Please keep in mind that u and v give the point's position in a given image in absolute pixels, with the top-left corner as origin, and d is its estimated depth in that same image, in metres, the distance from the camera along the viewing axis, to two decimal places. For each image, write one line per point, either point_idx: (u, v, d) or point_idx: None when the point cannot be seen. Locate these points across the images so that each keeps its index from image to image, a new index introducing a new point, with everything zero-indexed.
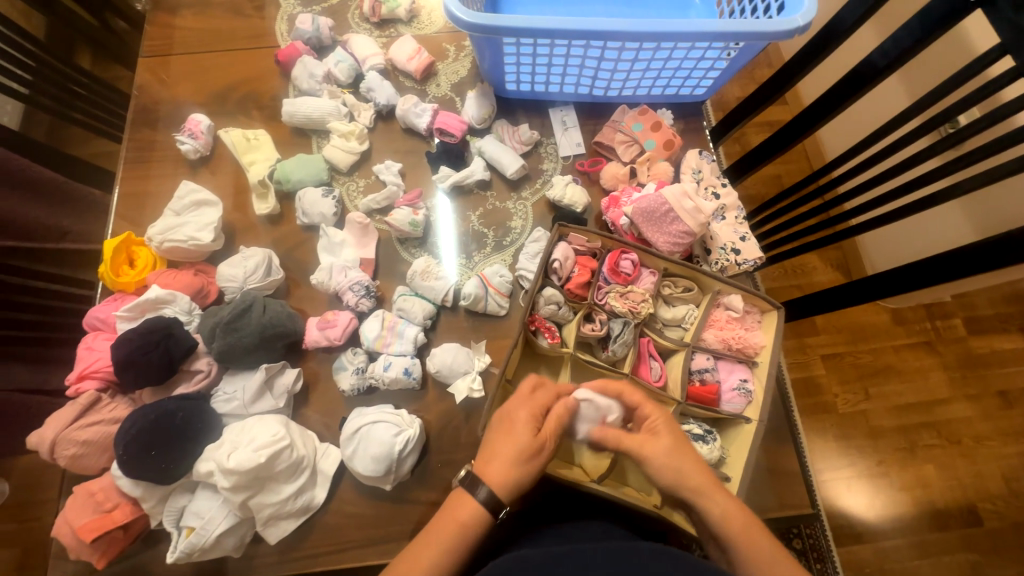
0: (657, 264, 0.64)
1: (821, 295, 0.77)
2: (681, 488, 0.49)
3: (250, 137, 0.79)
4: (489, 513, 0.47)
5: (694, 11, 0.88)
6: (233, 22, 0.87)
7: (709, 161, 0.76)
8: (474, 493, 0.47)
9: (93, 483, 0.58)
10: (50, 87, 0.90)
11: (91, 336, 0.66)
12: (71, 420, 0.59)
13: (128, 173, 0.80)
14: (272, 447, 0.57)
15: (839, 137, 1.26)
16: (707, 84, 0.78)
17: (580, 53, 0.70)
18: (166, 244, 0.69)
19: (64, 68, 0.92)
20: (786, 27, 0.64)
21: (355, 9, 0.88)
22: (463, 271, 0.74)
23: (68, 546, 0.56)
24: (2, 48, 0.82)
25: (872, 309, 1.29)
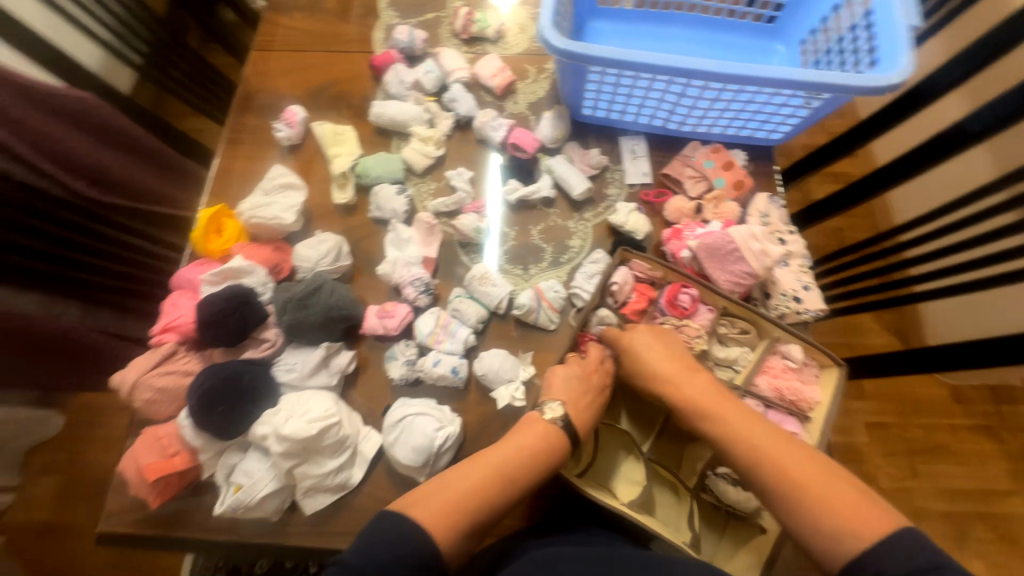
0: (717, 302, 0.65)
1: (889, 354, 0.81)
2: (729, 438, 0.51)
3: (339, 132, 0.85)
4: (550, 444, 0.53)
5: (776, 58, 0.89)
6: (336, 27, 0.95)
7: (778, 207, 0.75)
8: (542, 414, 0.55)
9: (160, 428, 0.63)
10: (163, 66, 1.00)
11: (176, 294, 0.72)
12: (151, 366, 0.64)
13: (226, 151, 0.87)
14: (324, 421, 0.60)
15: (912, 198, 1.22)
16: (784, 130, 0.77)
17: (662, 87, 0.73)
18: (253, 220, 0.75)
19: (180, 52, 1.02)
20: (878, 83, 0.64)
21: (447, 25, 0.94)
22: (518, 281, 0.76)
23: (130, 482, 0.61)
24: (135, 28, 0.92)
25: (930, 382, 1.22)
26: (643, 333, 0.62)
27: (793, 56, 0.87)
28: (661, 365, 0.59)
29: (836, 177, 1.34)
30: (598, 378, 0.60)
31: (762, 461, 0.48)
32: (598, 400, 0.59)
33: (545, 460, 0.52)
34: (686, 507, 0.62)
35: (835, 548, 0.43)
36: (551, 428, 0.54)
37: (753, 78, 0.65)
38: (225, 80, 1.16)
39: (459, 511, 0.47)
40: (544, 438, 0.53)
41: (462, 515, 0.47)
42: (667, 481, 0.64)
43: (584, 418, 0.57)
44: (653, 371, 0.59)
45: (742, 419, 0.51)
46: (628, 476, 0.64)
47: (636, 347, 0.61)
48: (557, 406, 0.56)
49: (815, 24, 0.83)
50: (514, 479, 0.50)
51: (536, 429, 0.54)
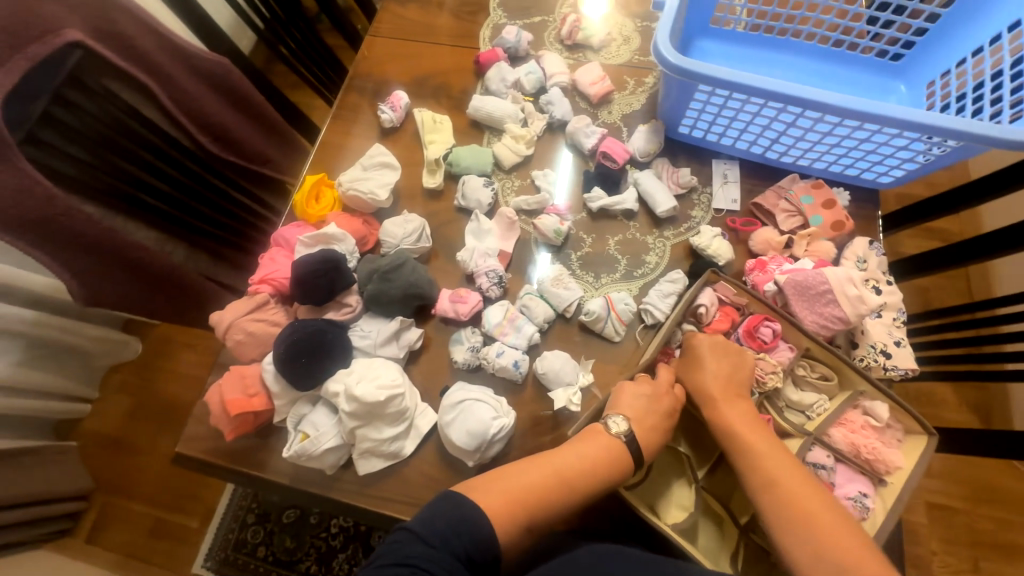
0: (799, 342, 0.63)
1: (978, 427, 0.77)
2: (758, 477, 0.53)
3: (437, 120, 0.90)
4: (613, 458, 0.55)
5: (894, 98, 0.84)
6: (447, 21, 1.00)
7: (879, 254, 0.71)
8: (608, 428, 0.57)
9: (245, 368, 0.69)
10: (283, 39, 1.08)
11: (274, 249, 0.78)
12: (246, 312, 0.70)
13: (332, 126, 0.94)
14: (391, 390, 0.64)
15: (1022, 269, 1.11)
16: (896, 174, 0.73)
17: (770, 114, 0.71)
18: (350, 192, 0.80)
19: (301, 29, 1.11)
20: (1022, 138, 0.59)
21: (553, 30, 0.96)
22: (588, 288, 0.77)
23: (213, 411, 0.67)
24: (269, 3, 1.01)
25: (1012, 472, 1.10)
26: (712, 345, 0.61)
27: (916, 98, 0.82)
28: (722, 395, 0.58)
29: (934, 234, 1.24)
30: (669, 401, 0.60)
31: (781, 490, 0.51)
32: (664, 422, 0.58)
33: (607, 472, 0.55)
34: (732, 545, 0.60)
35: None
36: (615, 443, 0.56)
37: (875, 116, 0.62)
38: (334, 60, 1.24)
39: (519, 500, 0.51)
40: (607, 452, 0.55)
41: (516, 509, 0.50)
42: (715, 515, 0.62)
43: (648, 436, 0.57)
44: (709, 397, 0.59)
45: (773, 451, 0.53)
46: (676, 500, 0.63)
47: (700, 361, 0.61)
48: (619, 419, 0.57)
49: (949, 67, 0.77)
50: (573, 482, 0.53)
51: (600, 442, 0.56)
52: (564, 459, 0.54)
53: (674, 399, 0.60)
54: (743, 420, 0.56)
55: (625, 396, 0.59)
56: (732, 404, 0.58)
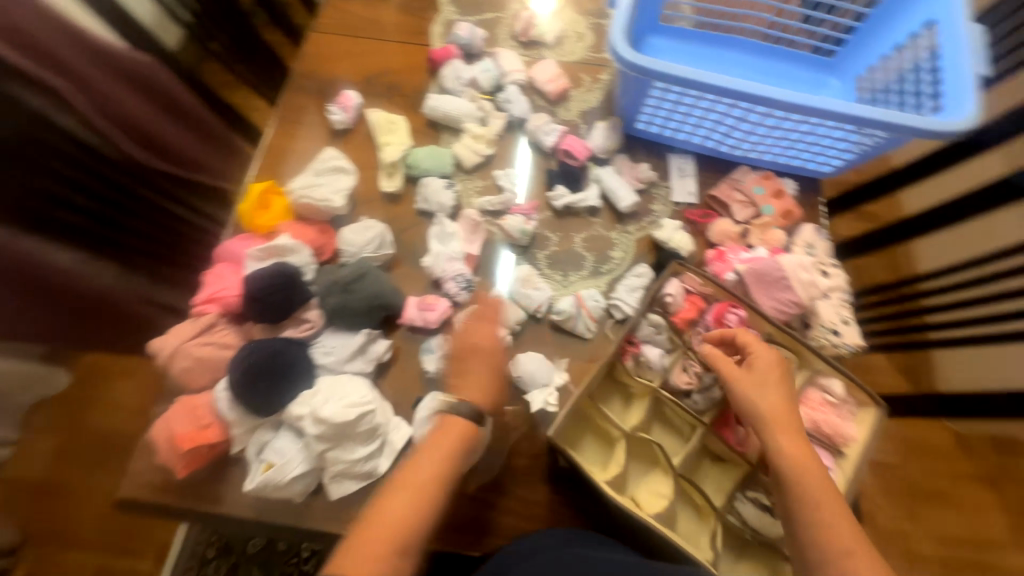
0: (762, 327, 0.66)
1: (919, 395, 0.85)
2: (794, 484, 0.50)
3: (391, 120, 0.86)
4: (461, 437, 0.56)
5: (829, 92, 0.89)
6: (396, 16, 0.96)
7: (823, 239, 0.76)
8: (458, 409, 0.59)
9: (195, 398, 0.63)
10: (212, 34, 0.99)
11: (219, 265, 0.72)
12: (192, 336, 0.65)
13: (276, 129, 0.88)
14: (360, 408, 0.60)
15: (939, 245, 1.22)
16: (835, 164, 0.78)
17: (722, 109, 0.73)
18: (302, 200, 0.75)
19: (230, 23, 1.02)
20: (943, 127, 0.64)
21: (506, 26, 0.95)
22: (557, 287, 0.76)
23: (160, 448, 0.61)
24: None
25: (939, 428, 1.22)
26: (771, 359, 0.58)
27: (847, 92, 0.88)
28: (767, 400, 0.55)
29: (864, 216, 1.34)
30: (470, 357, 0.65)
31: (810, 506, 0.49)
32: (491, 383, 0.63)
33: (460, 455, 0.56)
34: (709, 526, 0.62)
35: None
36: (459, 421, 0.57)
37: (817, 109, 0.66)
38: (274, 57, 1.16)
39: (398, 532, 0.49)
40: (457, 438, 0.56)
41: (391, 545, 0.48)
42: (692, 500, 0.63)
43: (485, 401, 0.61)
44: (757, 406, 0.55)
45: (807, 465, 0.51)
46: (654, 489, 0.63)
47: (761, 361, 0.57)
48: (447, 397, 0.60)
49: (875, 62, 0.83)
50: (427, 487, 0.52)
51: (445, 433, 0.56)
52: (418, 468, 0.53)
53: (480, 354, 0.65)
54: (791, 435, 0.53)
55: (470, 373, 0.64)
56: (781, 420, 0.54)
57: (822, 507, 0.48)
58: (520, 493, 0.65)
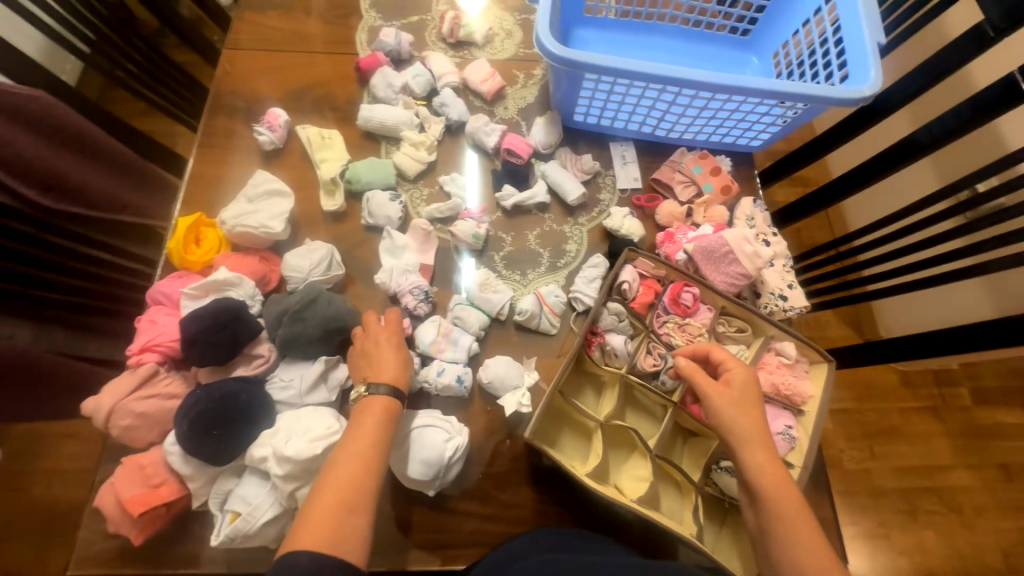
0: (716, 302, 0.68)
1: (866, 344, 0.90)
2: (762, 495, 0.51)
3: (325, 136, 0.82)
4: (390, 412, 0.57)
5: (751, 69, 0.94)
6: (316, 27, 0.92)
7: (762, 210, 0.79)
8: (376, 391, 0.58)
9: (142, 457, 0.58)
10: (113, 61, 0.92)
11: (153, 310, 0.67)
12: (129, 391, 0.59)
13: (201, 156, 0.82)
14: (328, 439, 0.58)
15: (864, 202, 1.32)
16: (763, 138, 0.82)
17: (653, 95, 0.75)
18: (237, 229, 0.71)
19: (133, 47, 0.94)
20: (852, 95, 0.69)
21: (433, 29, 0.93)
22: (517, 287, 0.76)
23: (109, 517, 0.56)
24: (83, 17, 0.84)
25: (885, 370, 1.32)
26: (748, 376, 0.57)
27: (766, 68, 0.92)
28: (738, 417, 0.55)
29: (797, 182, 1.43)
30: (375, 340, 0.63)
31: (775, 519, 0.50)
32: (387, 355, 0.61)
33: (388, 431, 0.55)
34: (691, 501, 0.63)
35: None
36: (381, 400, 0.57)
37: (739, 88, 0.69)
38: (189, 79, 1.09)
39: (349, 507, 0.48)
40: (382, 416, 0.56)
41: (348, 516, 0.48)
42: (672, 478, 0.65)
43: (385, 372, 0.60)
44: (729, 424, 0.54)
45: (780, 480, 0.51)
46: (634, 474, 0.64)
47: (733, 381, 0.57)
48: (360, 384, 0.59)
49: (787, 38, 0.88)
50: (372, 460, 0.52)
51: (370, 416, 0.55)
52: (352, 446, 0.53)
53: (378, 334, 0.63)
54: (766, 451, 0.53)
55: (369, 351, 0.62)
56: (759, 438, 0.54)
57: (788, 521, 0.49)
58: (504, 498, 0.64)
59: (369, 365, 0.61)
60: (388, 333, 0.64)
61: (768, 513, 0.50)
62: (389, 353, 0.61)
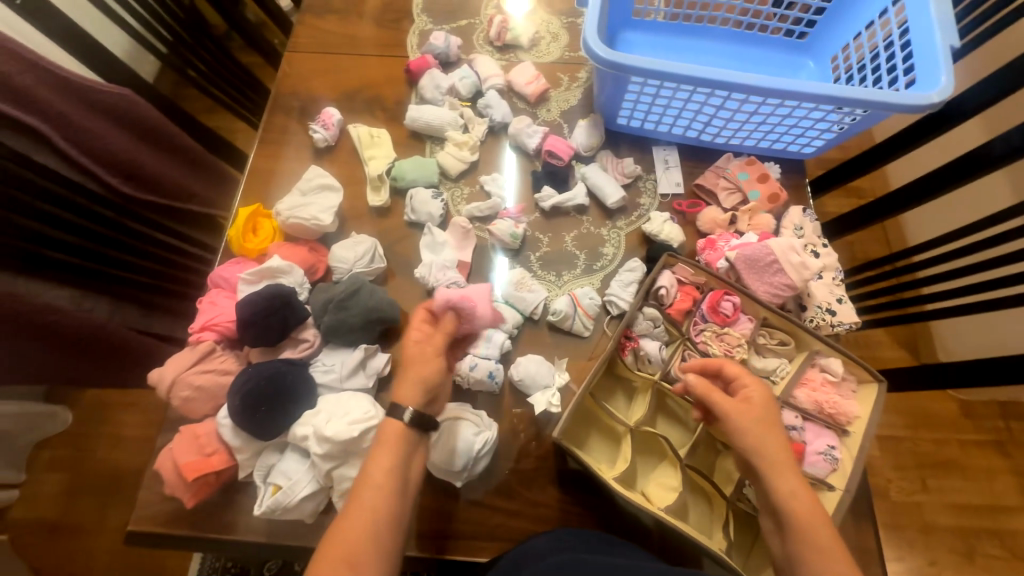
0: (757, 312, 0.66)
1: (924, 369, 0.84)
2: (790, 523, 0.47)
3: (374, 134, 0.86)
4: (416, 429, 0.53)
5: (806, 73, 0.90)
6: (370, 30, 0.96)
7: (812, 220, 0.76)
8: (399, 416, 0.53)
9: (198, 427, 0.63)
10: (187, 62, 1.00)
11: (213, 292, 0.72)
12: (190, 365, 0.64)
13: (261, 152, 0.88)
14: (364, 423, 0.60)
15: (927, 217, 1.23)
16: (817, 145, 0.79)
17: (701, 99, 0.74)
18: (290, 220, 0.75)
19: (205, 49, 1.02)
20: (918, 101, 0.65)
21: (481, 32, 0.95)
22: (552, 287, 0.77)
23: (167, 480, 0.61)
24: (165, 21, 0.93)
25: (943, 397, 1.22)
26: (764, 391, 0.55)
27: (823, 72, 0.88)
28: (757, 436, 0.52)
29: (851, 193, 1.36)
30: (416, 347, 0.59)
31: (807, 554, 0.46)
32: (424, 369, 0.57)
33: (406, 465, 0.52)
34: (721, 516, 0.61)
35: None
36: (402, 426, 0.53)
37: (793, 93, 0.66)
38: (252, 79, 1.16)
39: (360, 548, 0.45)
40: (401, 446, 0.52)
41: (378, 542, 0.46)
42: (702, 490, 0.64)
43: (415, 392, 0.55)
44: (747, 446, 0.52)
45: (812, 507, 0.47)
46: (663, 482, 0.63)
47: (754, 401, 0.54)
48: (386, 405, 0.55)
49: (847, 41, 0.84)
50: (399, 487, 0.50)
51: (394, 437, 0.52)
52: (373, 475, 0.50)
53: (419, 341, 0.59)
54: (792, 476, 0.49)
55: (409, 359, 0.58)
56: (783, 461, 0.50)
57: (824, 554, 0.45)
58: (529, 495, 0.65)
59: (406, 376, 0.56)
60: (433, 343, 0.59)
61: (800, 544, 0.46)
62: (429, 368, 0.57)
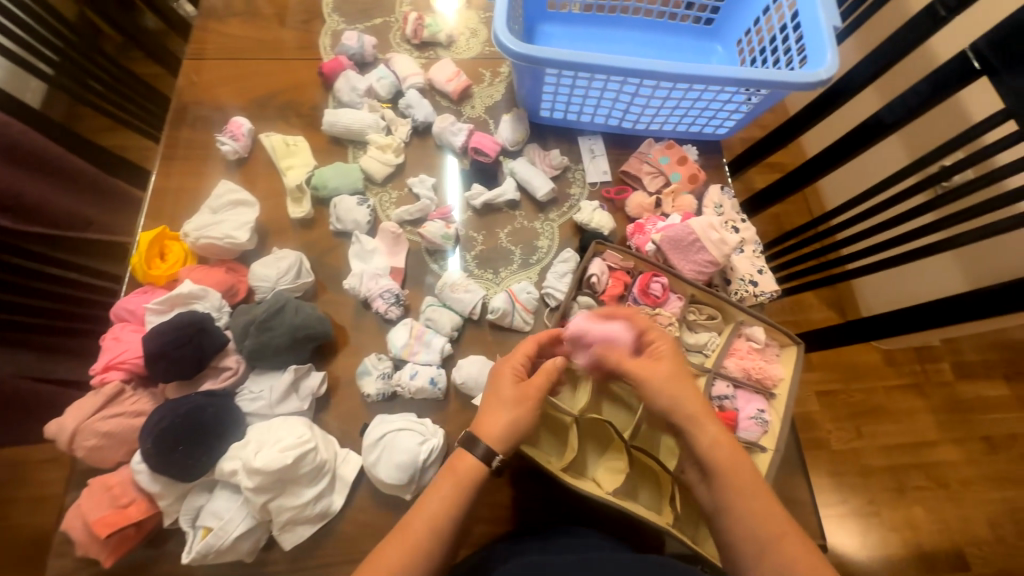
0: (685, 290, 0.69)
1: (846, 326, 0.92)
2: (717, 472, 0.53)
3: (290, 143, 0.81)
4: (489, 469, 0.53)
5: (715, 57, 0.94)
6: (278, 33, 0.91)
7: (730, 197, 0.80)
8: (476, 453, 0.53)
9: (110, 477, 0.57)
10: (70, 76, 0.90)
11: (118, 327, 0.66)
12: (93, 411, 0.58)
13: (164, 170, 0.81)
14: (299, 449, 0.57)
15: (838, 186, 1.34)
16: (729, 125, 0.82)
17: (616, 88, 0.75)
18: (202, 241, 0.70)
19: (90, 61, 0.92)
20: (810, 79, 0.69)
21: (397, 30, 0.92)
22: (489, 285, 0.76)
23: (78, 540, 0.55)
24: (36, 32, 0.83)
25: (866, 349, 1.33)
26: (668, 346, 0.59)
27: (731, 56, 0.93)
28: (673, 392, 0.56)
29: (772, 168, 1.45)
30: (512, 375, 0.57)
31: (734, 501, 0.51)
32: (505, 400, 0.55)
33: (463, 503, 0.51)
34: (667, 491, 0.63)
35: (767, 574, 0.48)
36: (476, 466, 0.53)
37: (699, 77, 0.69)
38: (153, 91, 1.07)
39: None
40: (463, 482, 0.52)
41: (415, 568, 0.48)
42: (649, 468, 0.65)
43: (489, 420, 0.54)
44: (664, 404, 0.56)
45: (732, 452, 0.53)
46: (610, 466, 0.64)
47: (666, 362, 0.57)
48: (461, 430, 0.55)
49: (748, 25, 0.89)
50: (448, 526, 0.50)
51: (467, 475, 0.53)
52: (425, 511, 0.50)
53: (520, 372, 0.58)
54: (718, 427, 0.55)
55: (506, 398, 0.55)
56: (706, 413, 0.55)
57: (749, 499, 0.51)
58: (484, 498, 0.64)
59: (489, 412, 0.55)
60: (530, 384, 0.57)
61: (725, 488, 0.52)
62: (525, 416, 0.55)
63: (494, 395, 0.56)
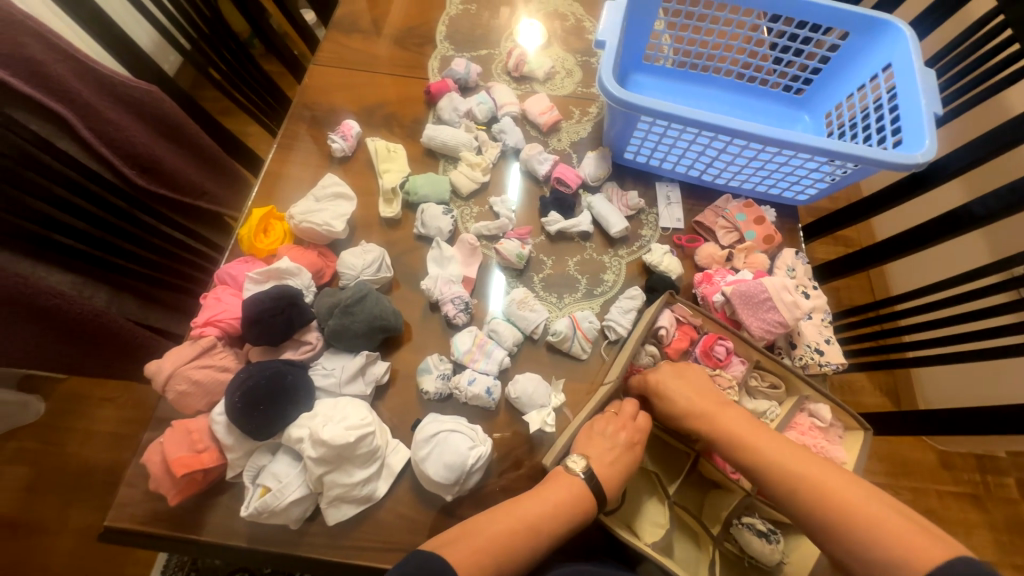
0: (750, 355, 0.69)
1: (908, 419, 0.86)
2: (749, 452, 0.57)
3: (391, 149, 0.89)
4: (587, 495, 0.57)
5: (802, 126, 0.96)
6: (393, 51, 1.01)
7: (804, 263, 0.80)
8: (575, 473, 0.58)
9: (191, 423, 0.63)
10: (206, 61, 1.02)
11: (219, 288, 0.73)
12: (188, 359, 0.64)
13: (276, 156, 0.90)
14: (360, 429, 0.61)
15: (909, 271, 1.30)
16: (810, 193, 0.83)
17: (705, 142, 0.78)
18: (303, 224, 0.77)
19: (224, 51, 1.04)
20: (904, 161, 0.69)
21: (500, 62, 1.00)
22: (552, 309, 0.79)
23: (153, 473, 0.60)
24: (191, 23, 0.96)
25: (921, 446, 1.25)
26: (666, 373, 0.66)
27: (818, 126, 0.94)
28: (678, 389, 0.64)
29: (838, 242, 1.43)
30: (627, 434, 0.62)
31: (782, 471, 0.55)
32: (622, 468, 0.60)
33: (573, 515, 0.56)
34: (707, 555, 0.63)
35: (835, 524, 0.51)
36: (578, 483, 0.57)
37: (789, 143, 0.71)
38: (273, 86, 1.20)
39: (483, 557, 0.50)
40: (568, 499, 0.56)
41: (481, 558, 0.50)
42: (688, 529, 0.66)
43: (607, 482, 0.59)
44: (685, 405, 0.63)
45: (752, 428, 0.59)
46: (651, 519, 0.64)
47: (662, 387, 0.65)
48: (579, 458, 0.59)
49: (842, 100, 0.90)
50: (538, 529, 0.54)
51: (564, 484, 0.57)
52: (519, 512, 0.54)
53: (635, 430, 0.63)
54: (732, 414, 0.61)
55: (616, 443, 0.61)
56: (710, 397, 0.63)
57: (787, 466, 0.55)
58: None
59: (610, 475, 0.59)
60: (617, 422, 0.63)
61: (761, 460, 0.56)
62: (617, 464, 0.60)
63: (593, 441, 0.61)
